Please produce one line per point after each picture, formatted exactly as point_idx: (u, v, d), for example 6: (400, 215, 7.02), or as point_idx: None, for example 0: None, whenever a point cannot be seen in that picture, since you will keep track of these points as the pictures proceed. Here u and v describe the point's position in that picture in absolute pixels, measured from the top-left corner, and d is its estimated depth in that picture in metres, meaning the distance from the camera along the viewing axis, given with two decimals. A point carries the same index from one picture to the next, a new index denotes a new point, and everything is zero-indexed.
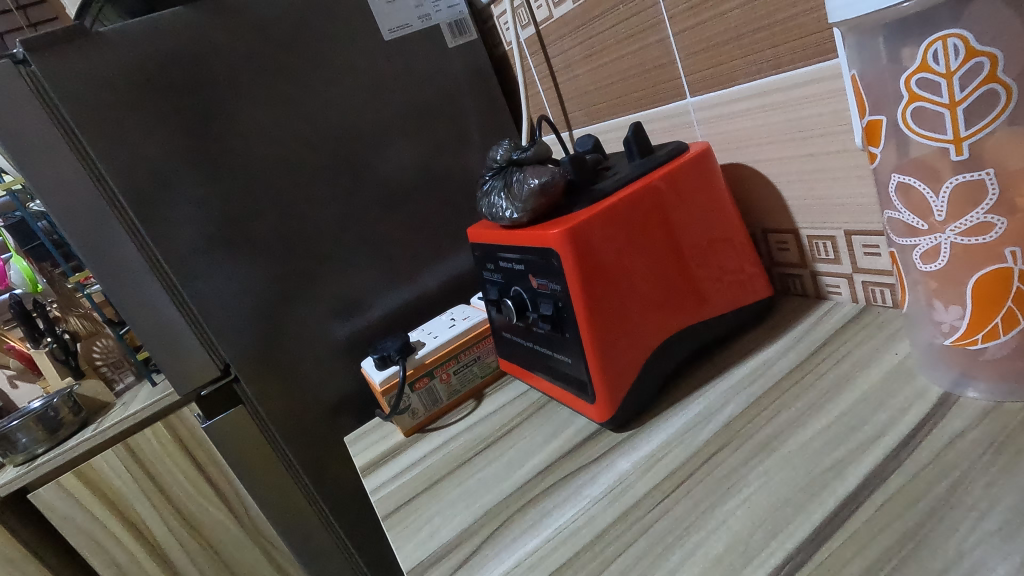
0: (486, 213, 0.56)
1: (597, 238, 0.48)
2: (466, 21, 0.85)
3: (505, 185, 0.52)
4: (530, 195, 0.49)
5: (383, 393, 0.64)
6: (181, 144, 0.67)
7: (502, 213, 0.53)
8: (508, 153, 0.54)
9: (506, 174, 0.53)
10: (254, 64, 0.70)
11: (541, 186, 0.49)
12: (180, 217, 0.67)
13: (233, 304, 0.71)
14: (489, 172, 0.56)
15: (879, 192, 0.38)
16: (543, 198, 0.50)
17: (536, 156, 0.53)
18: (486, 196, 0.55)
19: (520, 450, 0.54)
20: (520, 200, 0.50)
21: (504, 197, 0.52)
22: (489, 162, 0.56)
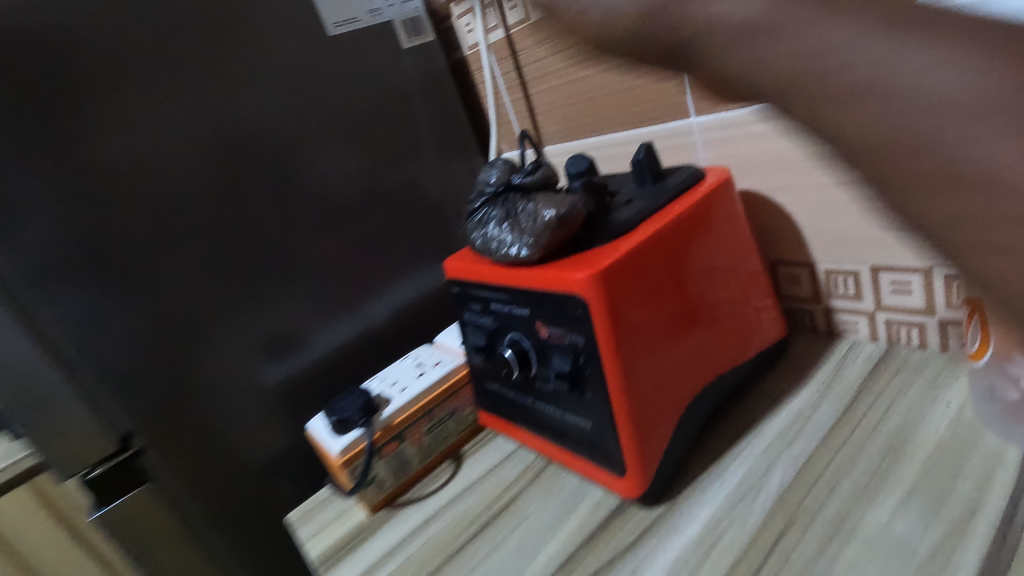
0: (477, 248, 0.47)
1: (626, 283, 0.40)
2: (421, 20, 0.75)
3: (507, 213, 0.44)
4: (546, 228, 0.41)
5: (343, 464, 0.52)
6: (63, 150, 0.51)
7: (502, 248, 0.44)
8: (506, 179, 0.47)
9: (507, 202, 0.44)
10: (164, 56, 0.56)
11: (559, 218, 0.41)
12: (58, 249, 0.51)
13: (135, 358, 0.55)
14: (480, 199, 0.47)
15: None
16: (560, 232, 0.42)
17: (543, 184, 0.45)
18: (479, 227, 0.46)
19: (527, 533, 0.45)
20: (531, 234, 0.42)
21: (507, 228, 0.43)
22: (479, 188, 0.48)
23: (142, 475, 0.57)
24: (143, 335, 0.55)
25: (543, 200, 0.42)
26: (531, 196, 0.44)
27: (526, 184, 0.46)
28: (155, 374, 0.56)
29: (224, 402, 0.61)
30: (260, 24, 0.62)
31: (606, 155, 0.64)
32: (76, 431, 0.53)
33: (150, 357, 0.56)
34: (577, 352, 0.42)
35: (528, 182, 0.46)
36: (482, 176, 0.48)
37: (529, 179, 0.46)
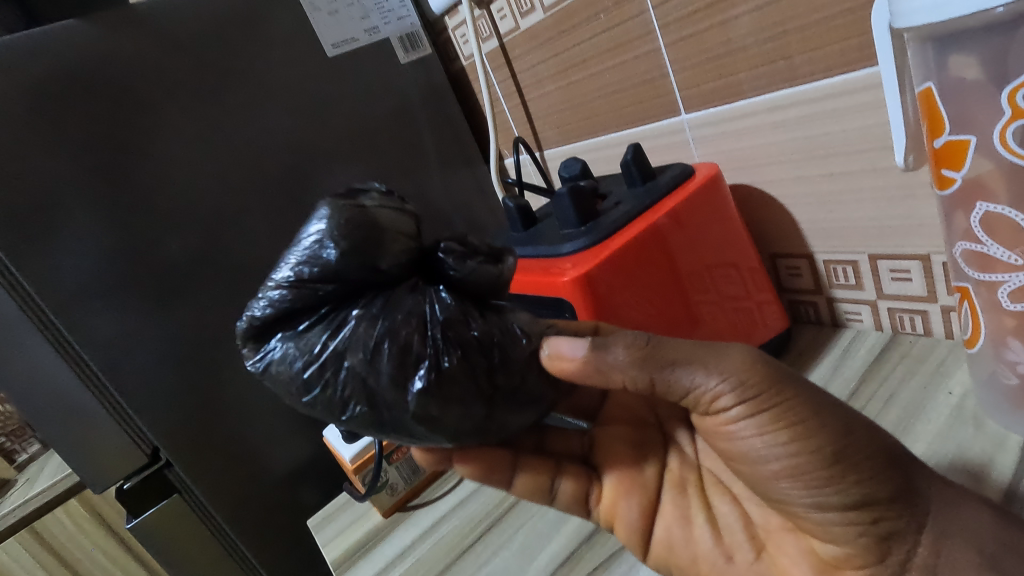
0: (334, 414, 0.30)
1: (640, 412, 0.45)
2: (418, 34, 0.77)
3: (401, 346, 0.29)
4: (479, 369, 0.30)
5: (354, 470, 0.55)
6: (84, 175, 0.53)
7: (411, 415, 0.29)
8: (359, 247, 0.28)
9: (396, 314, 0.29)
10: (176, 88, 0.59)
11: (484, 318, 0.32)
12: (84, 272, 0.53)
13: (159, 378, 0.57)
14: (323, 310, 0.30)
15: (956, 220, 0.34)
16: (492, 366, 0.31)
17: (403, 208, 0.30)
18: (339, 390, 0.29)
19: (530, 534, 0.47)
20: (450, 390, 0.29)
21: (418, 385, 0.29)
22: (313, 288, 0.29)
23: (172, 486, 0.60)
24: (167, 351, 0.58)
25: (443, 289, 0.31)
26: (429, 288, 0.31)
27: (397, 245, 0.29)
28: (183, 393, 0.59)
29: (246, 420, 0.63)
30: (264, 51, 0.65)
31: (600, 156, 0.65)
32: (110, 445, 0.56)
33: (175, 375, 0.58)
34: (605, 509, 0.43)
35: (396, 225, 0.29)
36: (299, 242, 0.29)
37: (389, 239, 0.29)
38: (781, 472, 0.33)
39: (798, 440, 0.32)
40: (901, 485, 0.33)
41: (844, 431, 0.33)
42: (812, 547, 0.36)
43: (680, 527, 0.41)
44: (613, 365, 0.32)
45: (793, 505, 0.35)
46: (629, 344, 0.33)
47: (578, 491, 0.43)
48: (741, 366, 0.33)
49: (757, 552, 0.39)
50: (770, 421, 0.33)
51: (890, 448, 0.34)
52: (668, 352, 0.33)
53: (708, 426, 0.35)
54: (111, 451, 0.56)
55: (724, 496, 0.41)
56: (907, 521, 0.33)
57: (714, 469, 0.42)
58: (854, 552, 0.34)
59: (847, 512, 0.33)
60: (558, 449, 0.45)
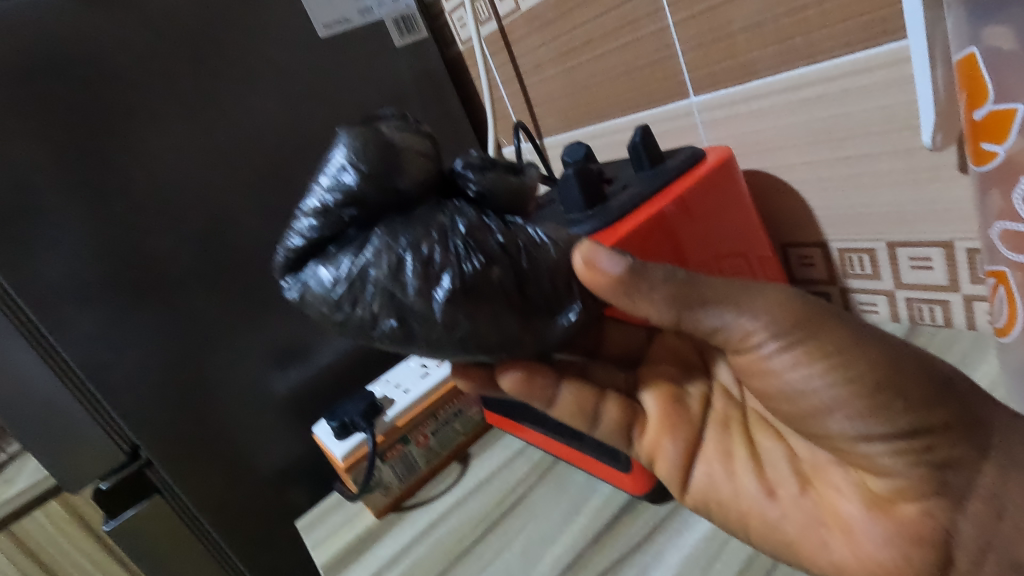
0: (365, 334, 0.28)
1: (683, 351, 0.43)
2: (414, 17, 0.74)
3: (424, 258, 0.27)
4: (505, 274, 0.28)
5: (346, 469, 0.51)
6: (61, 159, 0.50)
7: (442, 327, 0.27)
8: (377, 165, 0.27)
9: (418, 227, 0.28)
10: (160, 66, 0.56)
11: (508, 228, 0.30)
12: (59, 260, 0.50)
13: (143, 371, 0.54)
14: (348, 234, 0.28)
15: (994, 200, 0.32)
16: (520, 273, 0.29)
17: (420, 132, 0.30)
18: (367, 307, 0.27)
19: (532, 535, 0.45)
20: (479, 298, 0.27)
21: (444, 294, 0.27)
22: (336, 213, 0.28)
23: (152, 486, 0.57)
24: (150, 344, 0.54)
25: (466, 203, 0.31)
26: (449, 202, 0.30)
27: (415, 164, 0.28)
28: (166, 388, 0.56)
29: (234, 416, 0.60)
30: (252, 30, 0.62)
31: (604, 142, 0.62)
32: (89, 441, 0.52)
33: (157, 369, 0.55)
34: (649, 443, 0.39)
35: (411, 147, 0.28)
36: (322, 172, 0.28)
37: (405, 159, 0.28)
38: (823, 408, 0.32)
39: (842, 370, 0.31)
40: (955, 411, 0.31)
41: (891, 358, 0.31)
42: (863, 481, 0.34)
43: (721, 465, 0.39)
44: (643, 296, 0.30)
45: (838, 441, 0.33)
46: (665, 278, 0.31)
47: (622, 420, 0.39)
48: (775, 300, 0.32)
49: (803, 486, 0.36)
50: (809, 354, 0.31)
51: (944, 377, 0.32)
52: (701, 290, 0.31)
53: (743, 366, 0.34)
54: (87, 448, 0.52)
55: (769, 436, 0.39)
56: (966, 449, 0.31)
57: (757, 409, 0.40)
58: (909, 485, 0.32)
59: (897, 441, 0.31)
60: (602, 379, 0.41)
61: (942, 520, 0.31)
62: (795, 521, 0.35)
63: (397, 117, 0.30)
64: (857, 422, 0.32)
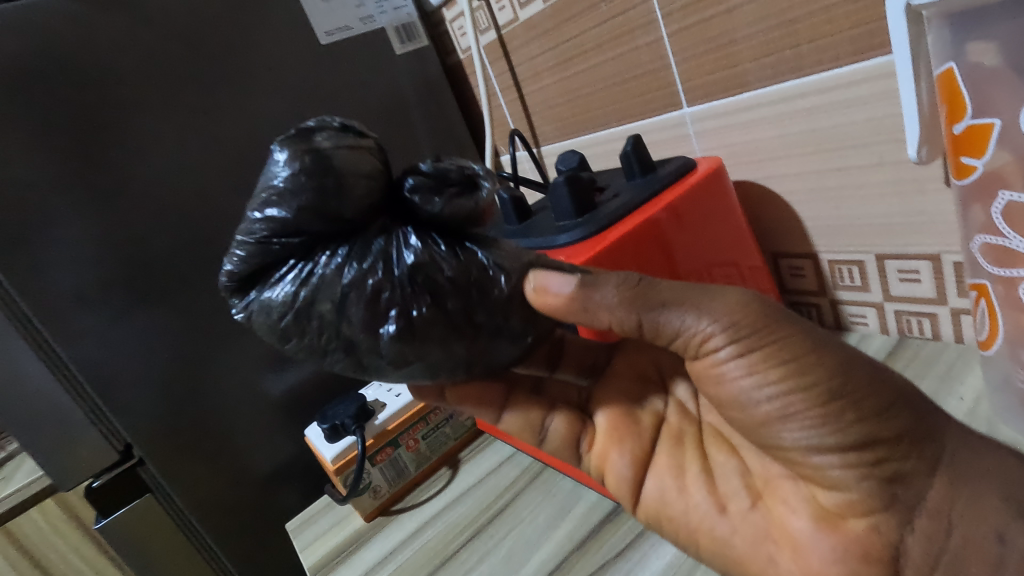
0: (317, 359, 0.30)
1: (644, 367, 0.43)
2: (415, 25, 0.75)
3: (371, 294, 0.28)
4: (456, 309, 0.29)
5: (335, 471, 0.52)
6: (62, 159, 0.51)
7: (388, 360, 0.29)
8: (316, 199, 0.26)
9: (363, 259, 0.28)
10: (162, 69, 0.57)
11: (458, 254, 0.30)
12: (57, 260, 0.50)
13: (137, 369, 0.54)
14: (292, 261, 0.28)
15: (976, 214, 0.32)
16: (470, 305, 0.29)
17: (361, 146, 0.27)
18: (314, 338, 0.29)
19: (517, 540, 0.45)
20: (425, 335, 0.28)
21: (389, 330, 0.28)
22: (277, 243, 0.27)
23: (145, 485, 0.57)
24: (145, 343, 0.55)
25: (412, 226, 0.30)
26: (397, 227, 0.30)
27: (358, 191, 0.27)
28: (159, 387, 0.56)
29: (226, 416, 0.60)
30: (254, 36, 0.63)
31: (599, 151, 0.63)
32: (83, 438, 0.53)
33: (151, 368, 0.55)
34: (597, 454, 0.41)
35: (354, 168, 0.26)
36: (257, 191, 0.27)
37: (349, 183, 0.26)
38: (775, 416, 0.32)
39: (794, 377, 0.31)
40: (908, 423, 0.31)
41: (843, 368, 0.31)
42: (813, 495, 0.34)
43: (672, 478, 0.39)
44: (600, 304, 0.31)
45: (790, 450, 0.33)
46: (620, 283, 0.32)
47: (570, 433, 0.42)
48: (730, 306, 0.31)
49: (753, 501, 0.36)
50: (761, 361, 0.31)
51: (896, 390, 0.32)
52: (659, 293, 0.32)
53: (698, 371, 0.34)
54: (80, 446, 0.53)
55: (723, 451, 0.39)
56: (915, 462, 0.31)
57: (713, 423, 0.40)
58: (858, 498, 0.32)
59: (847, 453, 0.31)
60: (555, 393, 0.43)
61: (889, 535, 0.31)
62: (744, 536, 0.35)
63: (338, 124, 0.28)
64: (808, 432, 0.31)
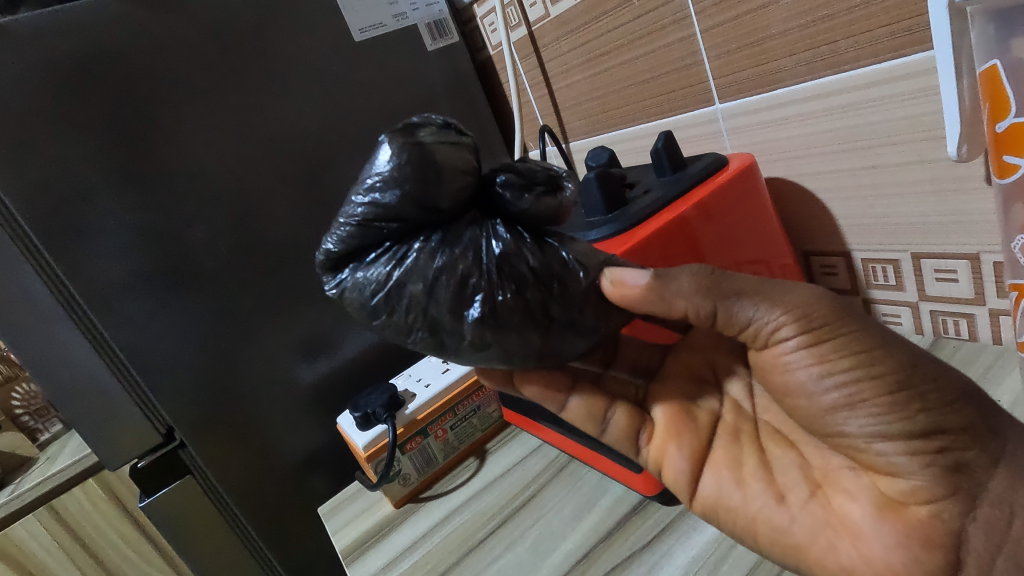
0: (399, 339, 0.31)
1: (697, 365, 0.44)
2: (446, 22, 0.76)
3: (460, 279, 0.29)
4: (535, 297, 0.30)
5: (367, 458, 0.53)
6: (112, 154, 0.53)
7: (468, 342, 0.29)
8: (418, 188, 0.27)
9: (455, 246, 0.29)
10: (204, 67, 0.59)
11: (541, 249, 0.31)
12: (106, 250, 0.53)
13: (179, 356, 0.57)
14: (387, 244, 0.29)
15: (1018, 213, 0.32)
16: (548, 296, 0.30)
17: (459, 141, 0.28)
18: (402, 317, 0.30)
19: (544, 530, 0.46)
20: (506, 321, 0.29)
21: (474, 314, 0.29)
22: (376, 227, 0.28)
23: (185, 466, 0.60)
24: (187, 330, 0.57)
25: (501, 221, 0.31)
26: (487, 222, 0.31)
27: (455, 183, 0.28)
28: (200, 374, 0.58)
29: (262, 403, 0.62)
30: (291, 34, 0.64)
31: (629, 147, 0.63)
32: (127, 420, 0.55)
33: (192, 355, 0.58)
34: (656, 449, 0.40)
35: (452, 162, 0.27)
36: (362, 178, 0.28)
37: (447, 176, 0.28)
38: (842, 403, 0.33)
39: (861, 368, 0.32)
40: (972, 415, 0.31)
41: (911, 361, 0.32)
42: (875, 485, 0.34)
43: (729, 472, 0.38)
44: (676, 293, 0.32)
45: (854, 439, 0.34)
46: (694, 273, 0.33)
47: (629, 425, 0.41)
48: (801, 299, 0.33)
49: (812, 491, 0.36)
50: (828, 351, 0.32)
51: (963, 385, 0.32)
52: (733, 283, 0.33)
53: (765, 361, 0.35)
54: (125, 428, 0.55)
55: (781, 445, 0.39)
56: (979, 453, 0.31)
57: (770, 421, 0.40)
58: (922, 486, 0.32)
59: (912, 440, 0.32)
60: (612, 389, 0.43)
61: (951, 523, 0.31)
62: (804, 525, 0.35)
63: (440, 120, 0.28)
64: (870, 421, 0.32)
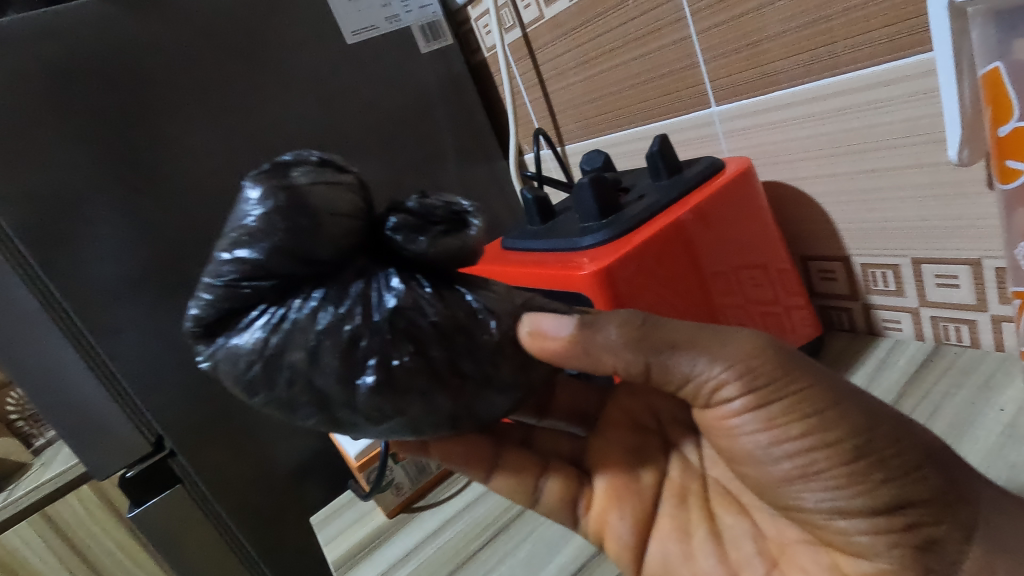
0: (287, 413, 0.29)
1: (639, 415, 0.43)
2: (440, 24, 0.75)
3: (347, 340, 0.27)
4: (439, 355, 0.29)
5: (358, 467, 0.53)
6: (100, 159, 0.52)
7: (365, 410, 0.28)
8: (291, 238, 0.26)
9: (339, 303, 0.28)
10: (193, 70, 0.58)
11: (443, 296, 0.30)
12: (92, 255, 0.52)
13: (168, 363, 0.56)
14: (262, 306, 0.27)
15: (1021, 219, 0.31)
16: (455, 353, 0.29)
17: (337, 181, 0.27)
18: (285, 389, 0.28)
19: (539, 542, 0.45)
20: (405, 386, 0.28)
21: (367, 381, 0.28)
22: (245, 287, 0.27)
23: (174, 476, 0.59)
24: (178, 338, 0.56)
25: (395, 269, 0.29)
26: (380, 269, 0.29)
27: (334, 230, 0.27)
28: (190, 382, 0.57)
29: (253, 412, 0.61)
30: (283, 36, 0.64)
31: (624, 151, 0.62)
32: (115, 431, 0.54)
33: (182, 363, 0.57)
34: (595, 518, 0.40)
35: (330, 207, 0.26)
36: (226, 231, 0.26)
37: (326, 222, 0.26)
38: (795, 475, 0.31)
39: (813, 437, 0.30)
40: (938, 484, 0.31)
41: (867, 426, 0.30)
42: (836, 564, 0.33)
43: (676, 543, 0.38)
44: (603, 346, 0.31)
45: (811, 513, 0.32)
46: (621, 323, 0.31)
47: (563, 493, 0.41)
48: (749, 357, 0.31)
49: (768, 569, 0.35)
50: (775, 418, 0.31)
51: (926, 448, 0.31)
52: (666, 334, 0.31)
53: (709, 423, 0.33)
54: (114, 439, 0.54)
55: (731, 510, 0.38)
56: (949, 525, 0.31)
57: (719, 480, 0.40)
58: (889, 568, 0.31)
59: (875, 517, 0.30)
60: (546, 448, 0.44)
61: None
62: None
63: (316, 159, 0.27)
64: (824, 495, 0.31)
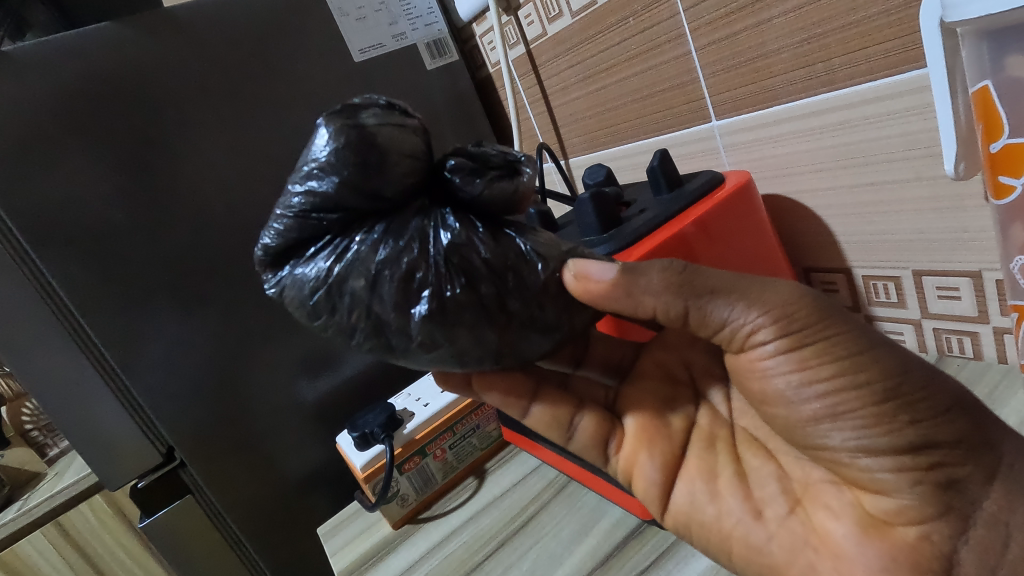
0: (343, 338, 0.31)
1: (672, 368, 0.44)
2: (446, 41, 0.77)
3: (406, 272, 0.29)
4: (489, 292, 0.30)
5: (365, 478, 0.53)
6: (114, 175, 0.54)
7: (417, 341, 0.29)
8: (358, 174, 0.27)
9: (399, 237, 0.29)
10: (206, 87, 0.59)
11: (496, 238, 0.31)
12: (107, 267, 0.53)
13: (180, 372, 0.57)
14: (329, 237, 0.29)
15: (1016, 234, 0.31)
16: (503, 291, 0.30)
17: (404, 124, 0.28)
18: (345, 316, 0.30)
19: (543, 553, 0.45)
20: (456, 318, 0.29)
21: (421, 311, 0.29)
22: (315, 218, 0.29)
23: (185, 486, 0.60)
24: (189, 347, 0.57)
25: (451, 209, 0.31)
26: (436, 210, 0.31)
27: (400, 168, 0.28)
28: (202, 390, 0.58)
29: (263, 420, 0.62)
30: (293, 54, 0.65)
31: (627, 164, 0.63)
32: (128, 439, 0.56)
33: (194, 372, 0.58)
34: (626, 457, 0.41)
35: (397, 146, 0.27)
36: (300, 165, 0.28)
37: (391, 161, 0.27)
38: (824, 414, 0.32)
39: (845, 376, 0.31)
40: (965, 428, 0.31)
41: (899, 368, 0.31)
42: (858, 500, 0.34)
43: (703, 484, 0.39)
44: (645, 290, 0.32)
45: (838, 452, 0.33)
46: (664, 268, 0.32)
47: (597, 433, 0.41)
48: (783, 300, 0.32)
49: (792, 507, 0.36)
50: (805, 358, 0.32)
51: (958, 395, 0.31)
52: (707, 280, 0.32)
53: (741, 366, 0.35)
54: (127, 447, 0.56)
55: (759, 454, 0.39)
56: (973, 467, 0.31)
57: (748, 428, 0.40)
58: (911, 505, 0.31)
59: (901, 455, 0.31)
60: (583, 392, 0.44)
61: (942, 545, 0.30)
62: (782, 543, 0.35)
63: (383, 103, 0.29)
64: (850, 433, 0.32)
